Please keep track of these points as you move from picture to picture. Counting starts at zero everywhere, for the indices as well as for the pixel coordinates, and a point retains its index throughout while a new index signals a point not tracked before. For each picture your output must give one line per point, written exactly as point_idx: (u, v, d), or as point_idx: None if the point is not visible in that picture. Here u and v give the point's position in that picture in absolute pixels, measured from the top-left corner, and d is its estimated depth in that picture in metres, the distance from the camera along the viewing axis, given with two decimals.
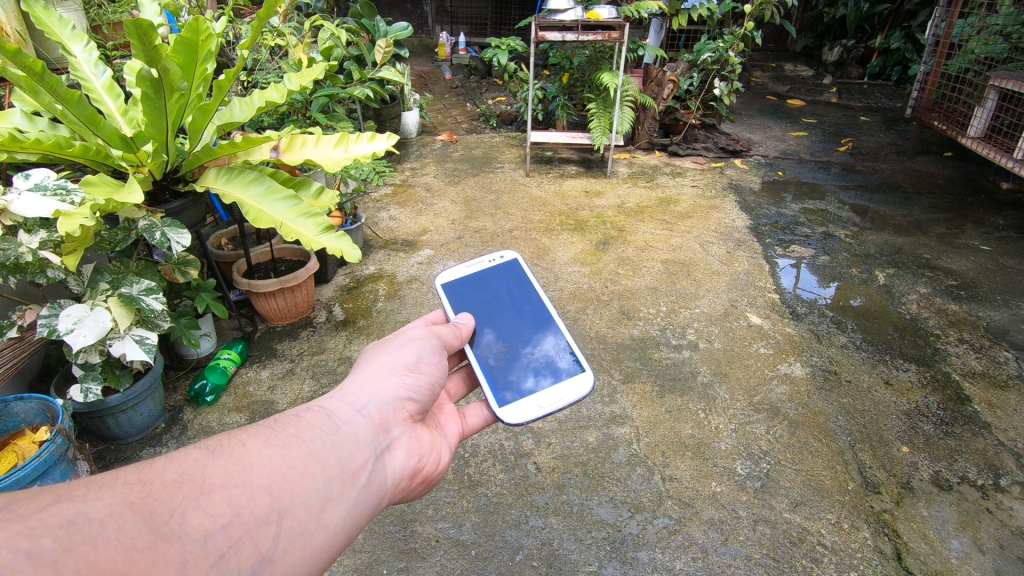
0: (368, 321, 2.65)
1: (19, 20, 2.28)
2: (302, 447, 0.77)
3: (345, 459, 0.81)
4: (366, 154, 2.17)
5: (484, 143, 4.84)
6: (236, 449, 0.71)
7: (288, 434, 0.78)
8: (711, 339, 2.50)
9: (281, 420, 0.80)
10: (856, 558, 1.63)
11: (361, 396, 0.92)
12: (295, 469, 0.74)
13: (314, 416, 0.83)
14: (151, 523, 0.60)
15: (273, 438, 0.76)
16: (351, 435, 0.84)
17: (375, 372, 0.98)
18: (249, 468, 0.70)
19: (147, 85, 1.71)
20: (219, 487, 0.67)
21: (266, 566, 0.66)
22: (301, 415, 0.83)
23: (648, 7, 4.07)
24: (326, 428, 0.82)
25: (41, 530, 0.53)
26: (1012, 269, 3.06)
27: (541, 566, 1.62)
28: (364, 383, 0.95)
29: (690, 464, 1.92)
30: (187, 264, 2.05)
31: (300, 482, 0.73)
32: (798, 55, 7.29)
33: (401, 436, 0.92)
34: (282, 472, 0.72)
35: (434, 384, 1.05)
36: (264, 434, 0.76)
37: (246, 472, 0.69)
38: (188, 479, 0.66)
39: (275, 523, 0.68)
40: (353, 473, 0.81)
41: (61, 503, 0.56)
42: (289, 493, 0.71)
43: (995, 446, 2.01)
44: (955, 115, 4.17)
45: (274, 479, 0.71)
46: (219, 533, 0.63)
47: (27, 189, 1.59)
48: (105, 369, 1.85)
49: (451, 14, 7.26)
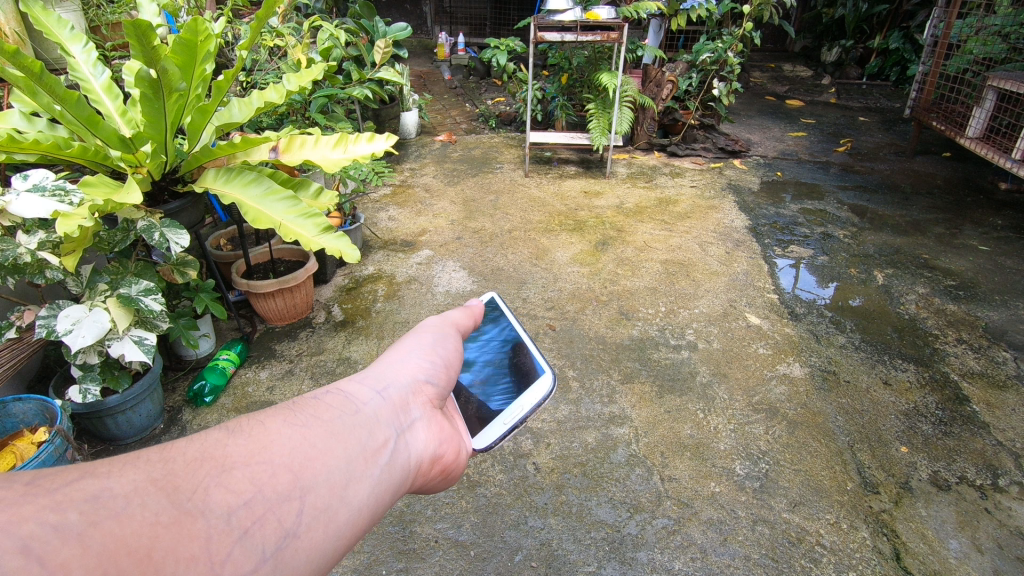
0: (367, 322, 2.65)
1: (18, 21, 2.28)
2: (322, 426, 0.69)
3: (366, 437, 0.73)
4: (365, 154, 2.17)
5: (483, 143, 4.84)
6: (256, 429, 0.63)
7: (307, 413, 0.70)
8: (710, 339, 2.51)
9: (299, 402, 0.73)
10: (855, 558, 1.63)
11: (378, 380, 0.86)
12: (317, 446, 0.66)
13: (331, 399, 0.76)
14: (175, 499, 0.53)
15: (292, 418, 0.68)
16: (371, 415, 0.77)
17: (391, 360, 0.93)
18: (270, 446, 0.62)
19: (145, 85, 1.71)
20: (241, 465, 0.59)
21: (290, 542, 0.58)
22: (319, 397, 0.75)
23: (646, 7, 4.04)
24: (346, 409, 0.75)
25: (66, 504, 0.47)
26: (1011, 269, 3.06)
27: (539, 566, 1.62)
28: (380, 369, 0.89)
29: (689, 464, 1.92)
30: (186, 265, 2.05)
31: (322, 459, 0.65)
32: (797, 55, 7.30)
33: (422, 419, 0.84)
34: (303, 450, 0.65)
35: (451, 373, 0.99)
36: (283, 414, 0.68)
37: (266, 450, 0.62)
38: (210, 457, 0.58)
39: (298, 499, 0.61)
40: (375, 451, 0.73)
41: (86, 479, 0.50)
42: (311, 469, 0.64)
43: (993, 445, 2.01)
44: (954, 115, 4.17)
45: (295, 456, 0.63)
46: (242, 509, 0.56)
47: (25, 189, 1.59)
48: (103, 370, 1.85)
49: (449, 15, 7.27)
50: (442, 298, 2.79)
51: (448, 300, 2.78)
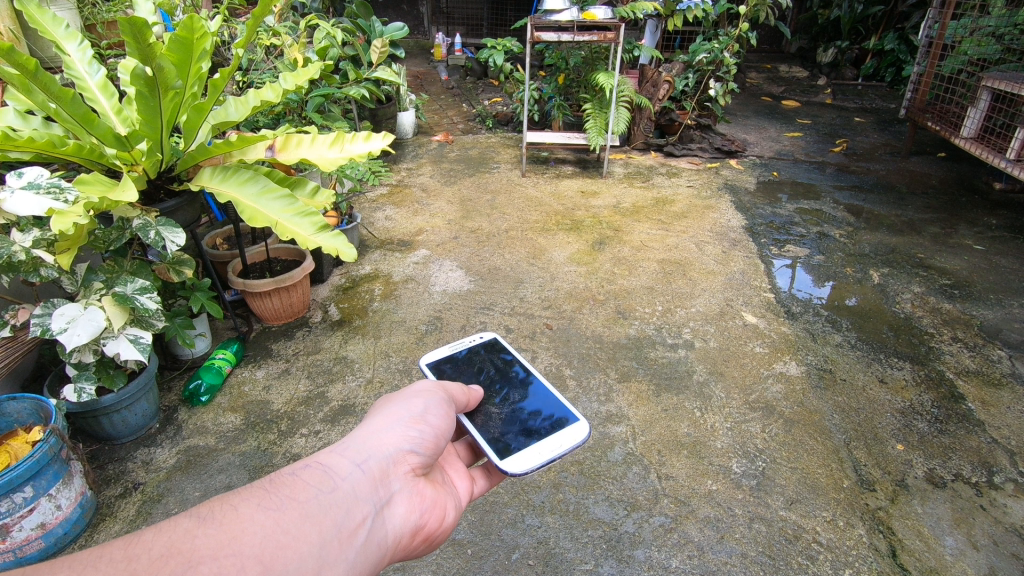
0: (364, 321, 2.64)
1: (12, 19, 2.27)
2: (297, 509, 0.79)
3: (342, 518, 0.83)
4: (361, 153, 2.16)
5: (480, 143, 4.85)
6: (227, 517, 0.73)
7: (282, 496, 0.80)
8: (706, 338, 2.51)
9: (277, 481, 0.83)
10: (851, 556, 1.63)
11: (361, 449, 0.93)
12: (289, 533, 0.76)
13: (310, 476, 0.85)
14: None
15: (267, 501, 0.78)
16: (349, 491, 0.86)
17: (379, 425, 0.98)
18: (241, 536, 0.72)
19: (141, 83, 1.71)
20: (208, 559, 0.69)
21: None
22: (298, 473, 0.85)
23: (642, 8, 4.05)
24: (323, 486, 0.85)
25: None
26: (1005, 268, 3.08)
27: (536, 565, 1.61)
28: (365, 436, 0.96)
29: (686, 463, 1.92)
30: (181, 264, 2.04)
31: (294, 546, 0.76)
32: (792, 57, 7.33)
33: (401, 491, 0.93)
34: (275, 538, 0.75)
35: (440, 437, 1.04)
36: (257, 497, 0.78)
37: (237, 540, 0.72)
38: (176, 553, 0.68)
39: None
40: (351, 532, 0.83)
41: None
42: (281, 559, 0.74)
43: (988, 443, 2.02)
44: (948, 116, 4.18)
45: (266, 546, 0.73)
46: None
47: (20, 188, 1.58)
48: (98, 369, 1.83)
49: (446, 15, 7.28)
50: (439, 298, 2.79)
51: (446, 300, 2.77)
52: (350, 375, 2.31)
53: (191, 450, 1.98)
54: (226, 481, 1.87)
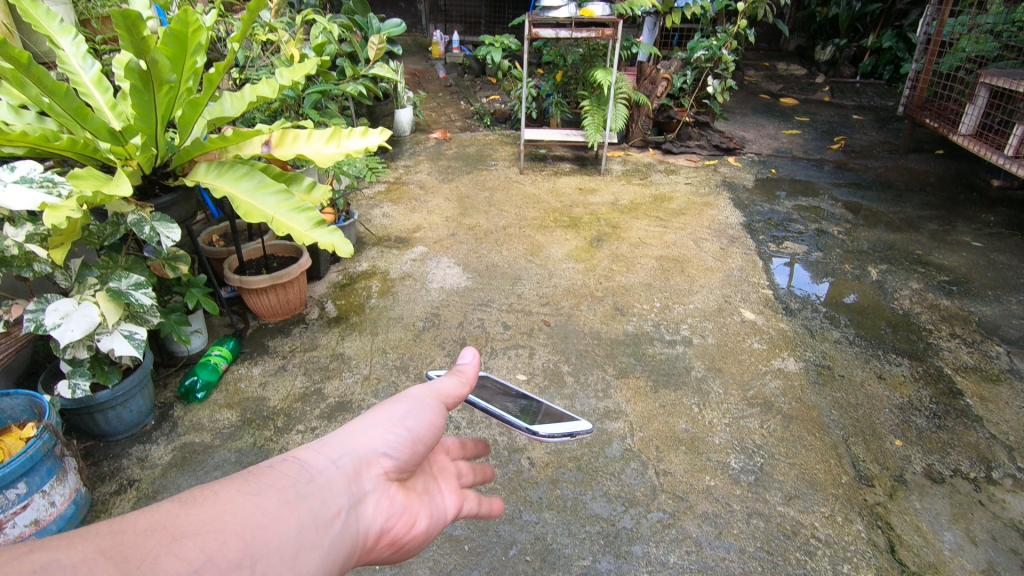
0: (361, 318, 2.63)
1: (6, 13, 2.26)
2: (274, 494, 0.72)
3: (315, 508, 0.74)
4: (358, 149, 2.15)
5: (477, 141, 4.84)
6: (210, 497, 0.67)
7: (260, 482, 0.74)
8: (704, 334, 2.50)
9: (257, 469, 0.76)
10: (849, 551, 1.63)
11: (339, 444, 0.84)
12: (265, 515, 0.69)
13: (288, 466, 0.78)
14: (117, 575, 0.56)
15: (246, 487, 0.72)
16: (323, 484, 0.78)
17: (355, 423, 0.87)
18: (222, 516, 0.66)
19: (135, 77, 1.69)
20: (187, 536, 0.63)
21: None
22: (276, 463, 0.78)
23: (641, 4, 4.04)
24: (299, 477, 0.77)
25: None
26: (1004, 265, 3.08)
27: (534, 561, 1.60)
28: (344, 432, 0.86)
29: (684, 458, 1.91)
30: (177, 260, 2.03)
31: (265, 531, 0.68)
32: (791, 55, 7.32)
33: (374, 490, 0.82)
34: (250, 521, 0.68)
35: (423, 440, 0.91)
36: (238, 483, 0.72)
37: (217, 521, 0.66)
38: (160, 528, 0.62)
39: (243, 572, 0.64)
40: (324, 524, 0.74)
41: (32, 552, 0.53)
42: (254, 542, 0.67)
43: (986, 438, 2.01)
44: (946, 113, 4.18)
45: (243, 527, 0.67)
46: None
47: (13, 181, 1.57)
48: (93, 366, 1.82)
49: (444, 13, 7.27)
50: (437, 295, 2.78)
51: (443, 297, 2.76)
52: (347, 371, 2.31)
53: (187, 447, 1.97)
54: (222, 478, 1.86)
